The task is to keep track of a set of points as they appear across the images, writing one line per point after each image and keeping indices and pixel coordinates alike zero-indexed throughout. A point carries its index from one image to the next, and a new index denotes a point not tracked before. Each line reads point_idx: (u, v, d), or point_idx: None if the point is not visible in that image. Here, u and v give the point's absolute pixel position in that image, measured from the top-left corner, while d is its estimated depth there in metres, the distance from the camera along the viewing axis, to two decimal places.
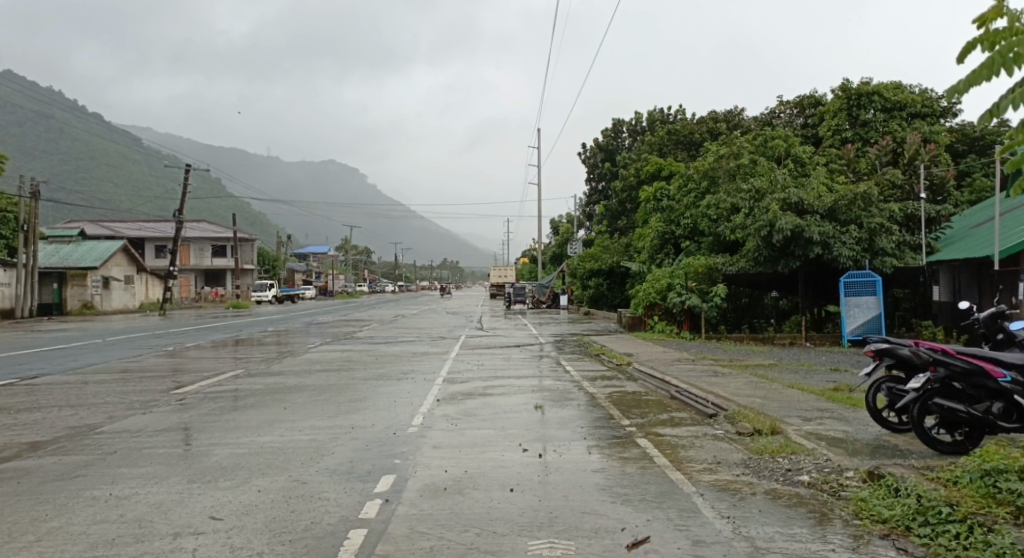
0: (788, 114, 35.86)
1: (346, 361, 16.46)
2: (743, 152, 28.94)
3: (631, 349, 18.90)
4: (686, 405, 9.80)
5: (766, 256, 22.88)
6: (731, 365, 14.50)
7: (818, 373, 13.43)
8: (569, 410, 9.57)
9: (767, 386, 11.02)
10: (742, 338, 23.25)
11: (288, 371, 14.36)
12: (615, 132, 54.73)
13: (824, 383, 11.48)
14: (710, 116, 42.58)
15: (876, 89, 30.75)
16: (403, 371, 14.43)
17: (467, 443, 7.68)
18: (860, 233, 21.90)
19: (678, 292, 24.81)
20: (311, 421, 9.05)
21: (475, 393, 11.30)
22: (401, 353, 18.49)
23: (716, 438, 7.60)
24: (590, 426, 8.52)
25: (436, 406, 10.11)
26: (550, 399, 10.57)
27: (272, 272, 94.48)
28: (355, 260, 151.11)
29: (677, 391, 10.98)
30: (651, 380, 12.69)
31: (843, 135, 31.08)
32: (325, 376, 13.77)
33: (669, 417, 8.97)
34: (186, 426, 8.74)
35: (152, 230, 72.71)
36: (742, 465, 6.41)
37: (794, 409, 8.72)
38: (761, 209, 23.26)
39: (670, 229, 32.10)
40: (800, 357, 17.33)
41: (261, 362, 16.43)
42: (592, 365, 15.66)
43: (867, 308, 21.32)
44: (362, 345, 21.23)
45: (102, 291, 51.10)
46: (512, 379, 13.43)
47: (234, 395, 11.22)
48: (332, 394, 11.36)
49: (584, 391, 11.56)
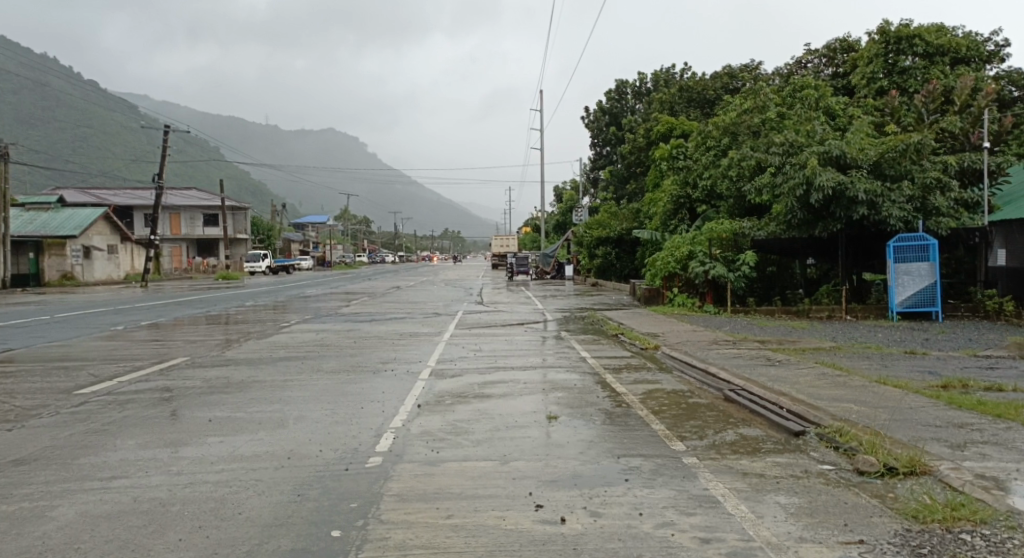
0: (815, 64, 32.72)
1: (317, 345, 13.85)
2: (769, 105, 26.17)
3: (655, 327, 16.25)
4: (753, 415, 7.21)
5: (801, 219, 20.33)
6: (784, 349, 11.83)
7: (900, 359, 10.76)
8: (593, 425, 7.00)
9: (849, 383, 8.39)
10: (773, 312, 20.72)
11: (241, 360, 11.74)
12: (620, 93, 51.58)
13: (918, 377, 8.87)
14: (726, 71, 39.47)
15: (917, 32, 27.69)
16: (383, 360, 11.80)
17: (449, 491, 5.07)
18: (912, 190, 19.19)
19: (700, 261, 22.29)
20: (235, 444, 6.43)
21: (470, 396, 8.67)
22: (385, 335, 15.79)
23: (825, 482, 4.99)
24: (630, 455, 5.89)
25: (414, 418, 7.53)
26: (568, 406, 7.95)
27: (267, 243, 91.58)
28: (352, 230, 148.11)
29: (732, 390, 8.40)
30: (690, 372, 10.16)
31: (879, 84, 28.15)
32: (289, 366, 11.17)
33: (737, 437, 6.39)
34: (54, 454, 6.13)
35: (138, 199, 69.79)
36: (909, 552, 3.76)
37: (921, 425, 6.05)
38: (795, 164, 20.46)
39: (685, 192, 29.36)
40: (855, 336, 14.73)
41: (216, 346, 13.84)
42: (612, 349, 13.06)
43: (918, 277, 18.81)
44: (344, 324, 18.65)
45: (83, 262, 48.47)
46: (516, 370, 10.77)
47: (151, 399, 8.58)
48: (287, 395, 8.79)
49: (609, 389, 8.97)
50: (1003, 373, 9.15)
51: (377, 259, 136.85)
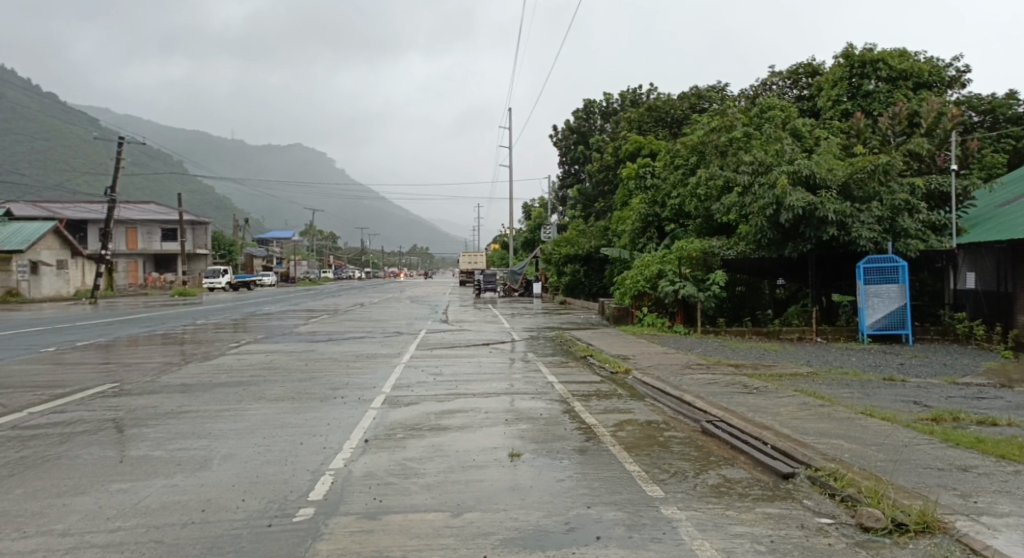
0: (780, 86, 32.91)
1: (265, 368, 12.87)
2: (736, 124, 26.02)
3: (625, 350, 15.58)
4: (735, 453, 6.53)
5: (770, 239, 19.98)
6: (760, 375, 11.25)
7: (880, 387, 10.23)
8: (560, 465, 6.27)
9: (833, 415, 7.80)
10: (744, 333, 20.28)
11: (178, 386, 10.73)
12: (587, 112, 51.49)
13: (903, 407, 8.34)
14: (692, 92, 39.49)
15: (881, 56, 27.90)
16: (334, 386, 10.91)
17: (388, 555, 4.26)
18: (881, 211, 18.96)
19: (670, 280, 21.78)
20: (145, 492, 5.52)
21: (425, 429, 7.86)
22: (340, 357, 14.88)
23: (827, 541, 4.29)
24: (603, 504, 5.15)
25: (360, 456, 6.70)
26: (533, 440, 7.21)
27: (228, 258, 89.31)
28: (318, 246, 145.90)
29: (710, 423, 7.76)
30: (663, 400, 9.54)
31: (843, 106, 28.31)
32: (229, 393, 10.22)
33: (721, 481, 5.68)
34: None
35: (93, 213, 67.46)
36: None
37: (922, 468, 5.43)
38: (765, 183, 20.13)
39: (653, 210, 29.02)
40: (826, 360, 14.31)
41: (154, 370, 12.75)
42: (581, 374, 12.34)
43: (889, 298, 18.56)
44: (298, 344, 17.63)
45: (30, 277, 46.30)
46: (477, 398, 9.95)
47: (61, 434, 7.56)
48: (221, 427, 7.87)
49: (577, 420, 8.24)
50: (990, 404, 8.66)
51: (343, 275, 134.88)
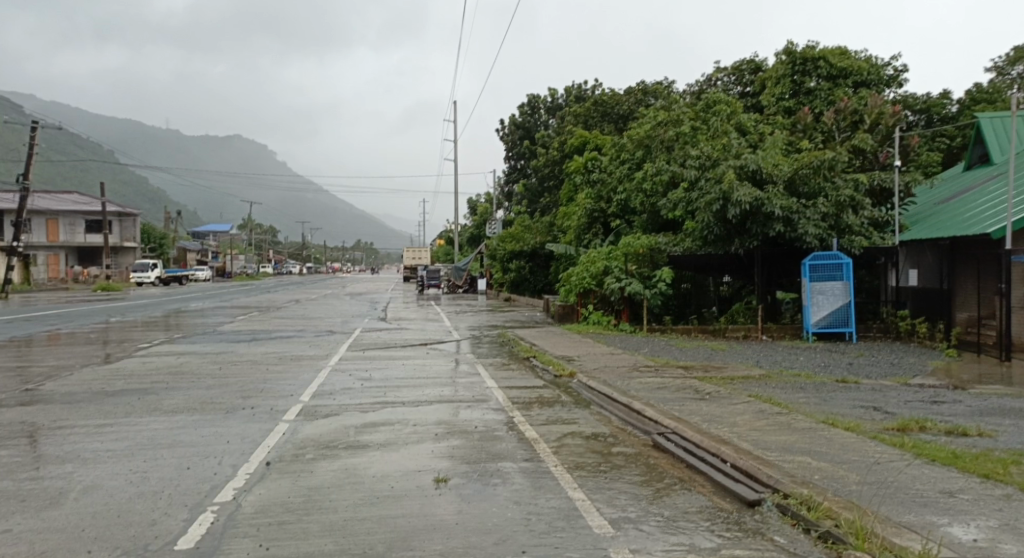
0: (725, 82, 32.81)
1: (173, 373, 11.55)
2: (682, 118, 25.60)
3: (570, 350, 14.85)
4: (691, 476, 5.74)
5: (716, 235, 19.55)
6: (711, 378, 10.63)
7: (836, 390, 9.72)
8: (494, 492, 5.36)
9: (795, 425, 7.15)
10: (690, 331, 19.82)
11: (65, 397, 9.36)
12: (532, 108, 50.79)
13: (862, 415, 7.76)
14: (639, 87, 39.09)
15: (822, 55, 28.00)
16: (247, 394, 9.73)
17: None
18: (826, 207, 18.70)
19: (616, 277, 21.13)
20: None
21: (341, 447, 6.82)
22: (263, 359, 13.63)
23: None
24: (545, 547, 4.25)
25: (256, 485, 5.62)
26: (466, 461, 6.28)
27: (159, 252, 85.20)
28: (258, 240, 141.64)
29: (663, 436, 7.00)
30: (611, 407, 8.80)
31: (786, 103, 28.25)
32: (121, 404, 8.91)
33: (681, 513, 4.85)
34: None
35: (9, 203, 63.07)
36: None
37: (907, 495, 4.73)
38: (712, 179, 19.69)
39: (599, 205, 28.37)
40: (774, 360, 13.83)
41: (43, 376, 11.26)
42: (524, 378, 11.50)
43: (833, 296, 18.37)
44: (218, 345, 16.20)
45: None
46: (407, 407, 8.95)
47: None
48: (94, 449, 6.64)
49: (517, 433, 7.36)
50: (951, 409, 8.19)
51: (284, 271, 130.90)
